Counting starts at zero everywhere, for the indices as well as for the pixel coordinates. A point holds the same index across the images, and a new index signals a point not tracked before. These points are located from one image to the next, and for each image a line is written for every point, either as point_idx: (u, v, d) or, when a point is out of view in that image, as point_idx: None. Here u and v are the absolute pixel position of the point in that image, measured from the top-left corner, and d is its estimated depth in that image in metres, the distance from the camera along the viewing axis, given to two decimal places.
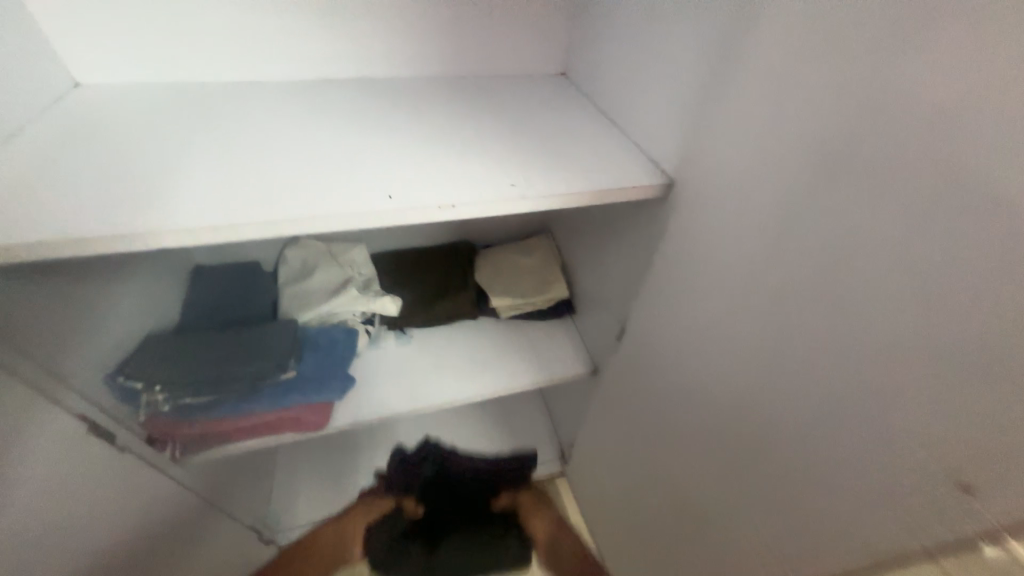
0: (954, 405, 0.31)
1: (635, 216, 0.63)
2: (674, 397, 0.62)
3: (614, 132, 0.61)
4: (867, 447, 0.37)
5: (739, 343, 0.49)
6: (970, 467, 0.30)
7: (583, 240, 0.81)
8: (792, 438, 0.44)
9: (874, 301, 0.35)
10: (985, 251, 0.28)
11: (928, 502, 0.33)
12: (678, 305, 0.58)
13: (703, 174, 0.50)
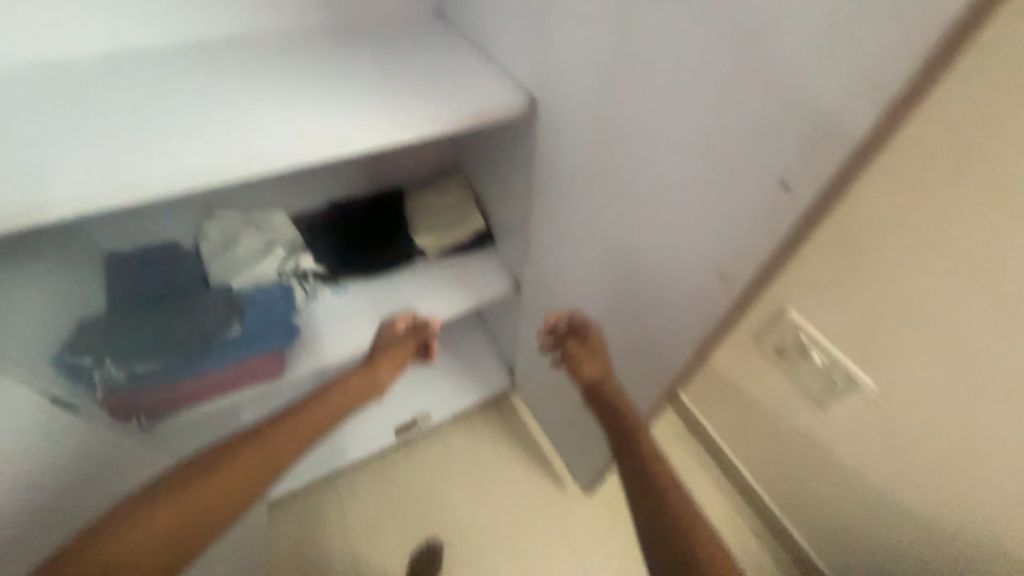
0: (718, 203, 0.40)
1: (514, 132, 0.69)
2: (573, 279, 0.72)
3: (477, 54, 0.66)
4: (685, 259, 0.47)
5: (598, 213, 0.58)
6: (730, 244, 0.40)
7: (484, 167, 0.86)
8: (647, 273, 0.54)
9: (664, 145, 0.43)
10: (709, 75, 0.36)
11: (715, 280, 0.44)
12: (555, 201, 0.67)
13: (546, 72, 0.56)
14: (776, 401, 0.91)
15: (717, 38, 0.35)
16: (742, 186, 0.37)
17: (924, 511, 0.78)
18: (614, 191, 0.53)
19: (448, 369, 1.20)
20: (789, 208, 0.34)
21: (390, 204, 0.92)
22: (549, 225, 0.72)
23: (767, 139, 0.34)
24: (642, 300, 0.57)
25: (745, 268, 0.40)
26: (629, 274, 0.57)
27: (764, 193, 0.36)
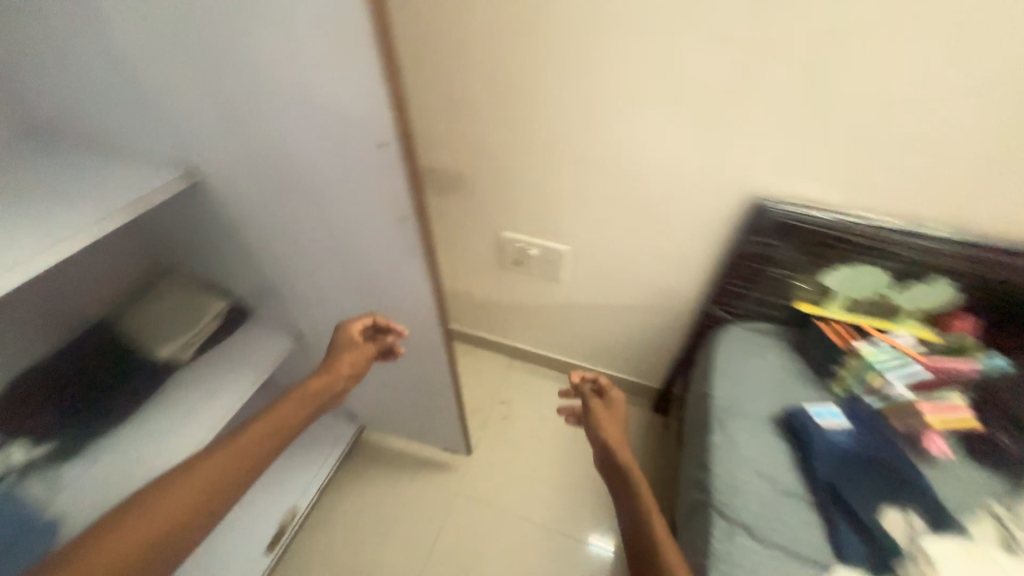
0: (361, 171, 0.54)
1: (198, 209, 0.71)
2: (332, 295, 0.80)
3: (106, 156, 0.64)
4: (375, 220, 0.60)
5: (308, 229, 0.67)
6: (387, 193, 0.55)
7: (193, 257, 0.84)
8: (367, 249, 0.66)
9: (307, 154, 0.55)
10: (296, 95, 0.49)
11: (399, 219, 0.58)
12: (272, 243, 0.72)
13: (184, 144, 0.61)
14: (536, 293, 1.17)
15: (280, 68, 0.47)
16: (365, 155, 0.52)
17: (652, 320, 1.11)
18: (302, 207, 0.63)
19: (291, 461, 1.12)
20: (394, 153, 0.51)
21: (107, 334, 0.80)
22: (281, 264, 0.76)
23: (353, 119, 0.49)
24: (383, 271, 0.69)
25: (405, 202, 0.56)
26: (359, 258, 0.69)
27: (376, 151, 0.51)
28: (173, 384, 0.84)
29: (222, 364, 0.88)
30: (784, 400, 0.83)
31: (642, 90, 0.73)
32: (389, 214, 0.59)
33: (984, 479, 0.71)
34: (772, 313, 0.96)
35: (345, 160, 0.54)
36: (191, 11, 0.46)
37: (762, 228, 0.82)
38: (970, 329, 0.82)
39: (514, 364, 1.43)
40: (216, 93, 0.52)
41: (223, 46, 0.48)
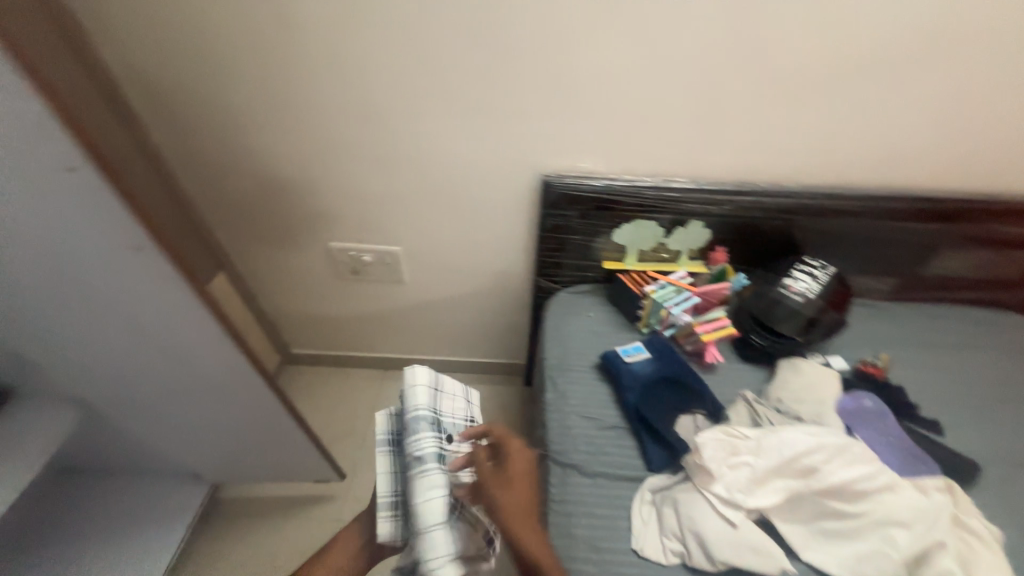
0: (62, 214, 0.47)
1: None
2: (125, 373, 0.72)
3: None
4: (120, 273, 0.54)
5: (68, 314, 0.59)
6: (114, 229, 0.49)
7: None
8: (146, 318, 0.61)
9: (23, 223, 0.48)
10: None
11: (140, 255, 0.53)
12: (30, 334, 0.64)
13: None
14: (382, 301, 1.22)
15: None
16: (71, 202, 0.46)
17: (506, 307, 1.22)
18: (78, 294, 0.57)
19: (137, 546, 0.95)
20: (90, 182, 0.45)
21: None
22: (65, 353, 0.67)
23: (22, 159, 0.42)
24: (158, 337, 0.65)
25: (145, 234, 0.51)
26: (137, 328, 0.63)
27: (83, 190, 0.45)
28: None
29: None
30: (601, 349, 0.96)
31: (416, 88, 0.80)
32: (156, 256, 0.53)
33: (753, 375, 0.91)
34: (590, 276, 1.08)
35: (12, 197, 0.45)
36: None
37: (549, 199, 0.92)
38: (723, 259, 1.00)
39: (387, 372, 1.42)
40: None
41: None
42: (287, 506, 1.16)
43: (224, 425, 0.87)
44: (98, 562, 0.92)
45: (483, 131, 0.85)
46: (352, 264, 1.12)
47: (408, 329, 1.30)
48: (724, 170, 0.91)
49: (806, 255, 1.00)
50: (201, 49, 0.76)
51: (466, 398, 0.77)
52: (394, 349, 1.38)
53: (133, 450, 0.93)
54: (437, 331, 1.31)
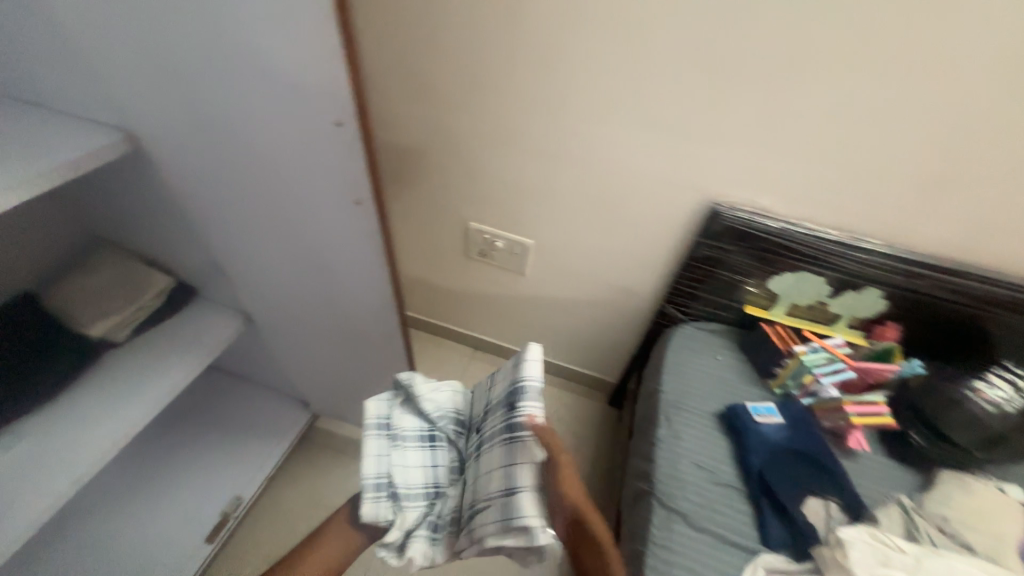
0: (312, 154, 0.52)
1: (168, 203, 0.69)
2: (293, 296, 0.80)
3: (76, 128, 0.58)
4: (332, 215, 0.59)
5: (275, 235, 0.67)
6: (346, 177, 0.53)
7: (149, 234, 0.79)
8: (332, 258, 0.67)
9: (280, 153, 0.53)
10: (269, 75, 0.46)
11: (354, 205, 0.57)
12: (235, 244, 0.72)
13: (158, 145, 0.59)
14: (495, 286, 1.24)
15: (241, 45, 0.44)
16: (324, 147, 0.51)
17: (617, 323, 1.19)
18: (291, 223, 0.63)
19: (248, 447, 1.06)
20: (346, 134, 0.49)
21: (47, 299, 0.76)
22: (256, 267, 0.76)
23: (307, 100, 0.47)
24: (334, 276, 0.71)
25: (367, 188, 0.54)
26: (321, 264, 0.69)
27: (339, 138, 0.49)
28: (110, 381, 0.77)
29: (159, 363, 0.81)
30: (724, 395, 0.90)
31: (613, 89, 0.77)
32: (367, 209, 0.57)
33: (899, 475, 0.80)
34: (723, 314, 1.01)
35: (283, 128, 0.50)
36: (177, 27, 0.44)
37: (711, 227, 0.86)
38: (892, 337, 0.88)
39: (477, 352, 1.46)
40: (186, 101, 0.51)
41: (194, 55, 0.46)
42: (367, 452, 1.24)
43: (348, 365, 0.95)
44: (215, 449, 1.04)
45: (664, 145, 0.81)
46: (480, 245, 1.14)
47: (511, 318, 1.32)
48: (929, 241, 0.79)
49: (1001, 359, 0.85)
50: (417, 22, 0.80)
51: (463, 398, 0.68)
52: (491, 333, 1.41)
53: (265, 363, 1.04)
54: (538, 327, 1.31)
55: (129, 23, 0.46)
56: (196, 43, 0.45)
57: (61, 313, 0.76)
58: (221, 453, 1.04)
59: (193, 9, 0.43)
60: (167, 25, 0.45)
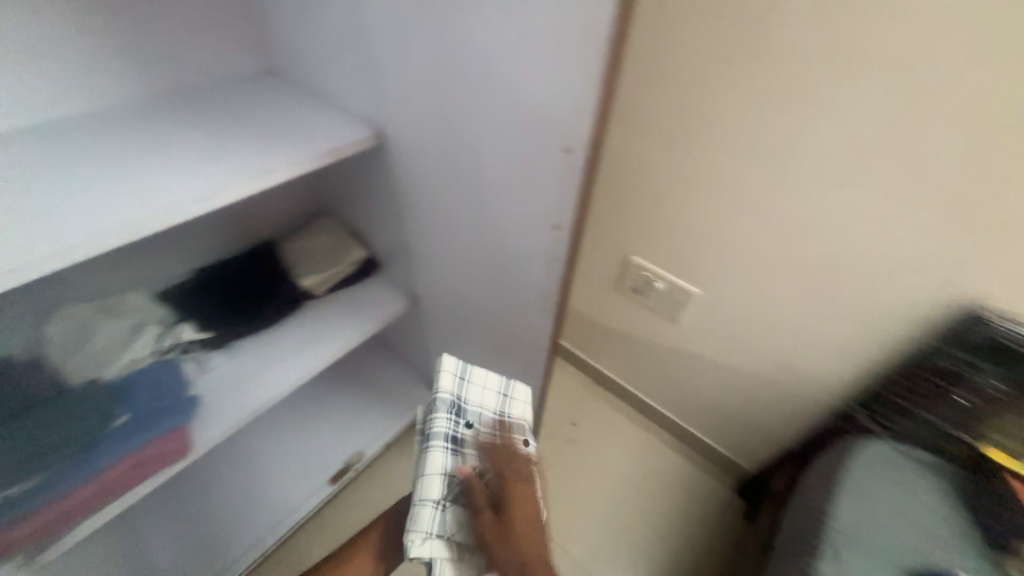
0: (528, 175, 0.54)
1: (385, 190, 0.79)
2: (458, 292, 0.85)
3: (347, 121, 0.70)
4: (525, 233, 0.61)
5: (464, 237, 0.71)
6: (552, 202, 0.54)
7: (360, 211, 0.92)
8: (508, 270, 0.69)
9: (499, 167, 0.56)
10: (518, 98, 0.48)
11: (550, 229, 0.57)
12: (425, 236, 0.79)
13: (398, 142, 0.68)
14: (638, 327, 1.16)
15: (503, 70, 0.47)
16: (543, 171, 0.52)
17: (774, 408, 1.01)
18: (482, 230, 0.67)
19: (377, 411, 1.17)
20: (571, 163, 0.48)
21: (282, 249, 0.94)
22: (435, 260, 0.83)
23: (544, 126, 0.48)
24: (505, 288, 0.73)
25: (569, 216, 0.54)
26: (494, 270, 0.72)
27: (561, 165, 0.49)
28: (305, 326, 0.91)
29: (342, 320, 0.94)
30: (929, 550, 0.68)
31: None
32: (562, 235, 0.56)
33: None
34: (934, 446, 0.83)
35: (512, 147, 0.53)
36: (456, 47, 0.49)
37: (965, 327, 0.72)
38: None
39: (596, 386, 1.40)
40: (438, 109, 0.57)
41: (461, 72, 0.51)
42: None
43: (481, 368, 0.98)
44: (353, 402, 1.18)
45: None
46: (635, 284, 1.08)
47: (645, 364, 1.23)
48: None
49: None
50: (639, 54, 0.79)
51: (504, 392, 0.64)
52: (616, 373, 1.33)
53: (411, 343, 1.14)
54: (674, 382, 1.20)
55: (418, 41, 0.53)
56: (468, 63, 0.50)
57: (288, 263, 0.93)
58: (357, 408, 1.17)
59: (477, 34, 0.47)
60: (449, 45, 0.50)
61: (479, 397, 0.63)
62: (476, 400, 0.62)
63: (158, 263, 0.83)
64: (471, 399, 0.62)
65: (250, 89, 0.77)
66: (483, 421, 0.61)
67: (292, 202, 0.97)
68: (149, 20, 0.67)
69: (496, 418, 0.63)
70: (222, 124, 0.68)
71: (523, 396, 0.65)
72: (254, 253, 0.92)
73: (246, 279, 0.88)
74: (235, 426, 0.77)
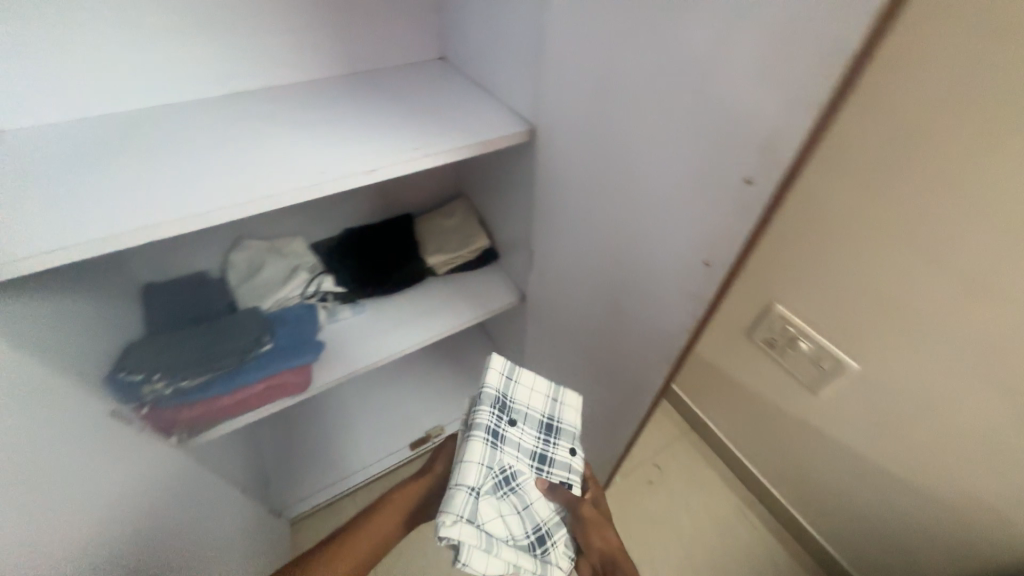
0: (690, 199, 0.47)
1: (523, 186, 0.79)
2: (570, 302, 0.82)
3: (505, 114, 0.71)
4: (666, 261, 0.54)
5: (594, 249, 0.68)
6: (711, 234, 0.47)
7: (494, 202, 0.94)
8: (634, 295, 0.63)
9: (656, 185, 0.51)
10: (701, 113, 0.42)
11: (699, 264, 0.50)
12: (552, 239, 0.78)
13: (550, 142, 0.67)
14: (762, 385, 1.01)
15: (692, 81, 0.42)
16: (709, 198, 0.45)
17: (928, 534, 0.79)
18: (617, 246, 0.62)
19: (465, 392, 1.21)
20: (748, 196, 0.41)
21: (418, 225, 1.01)
22: (555, 265, 0.81)
23: (726, 149, 0.41)
24: (624, 311, 0.67)
25: (727, 254, 0.46)
26: (618, 291, 0.67)
27: (735, 196, 0.42)
28: (423, 300, 0.97)
29: (456, 301, 0.98)
30: None
31: None
32: (711, 274, 0.49)
33: None
34: None
35: (678, 166, 0.47)
36: (642, 50, 0.45)
37: None
38: None
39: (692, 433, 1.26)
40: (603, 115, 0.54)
41: (641, 78, 0.47)
42: None
43: (575, 382, 0.94)
44: (446, 378, 1.23)
45: None
46: (771, 337, 0.93)
47: (760, 427, 1.07)
48: None
49: None
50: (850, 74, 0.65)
51: (554, 396, 0.64)
52: (720, 425, 1.19)
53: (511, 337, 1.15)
54: (792, 458, 1.03)
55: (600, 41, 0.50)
56: (651, 70, 0.45)
57: (420, 239, 1.00)
58: (448, 384, 1.22)
59: (671, 39, 0.42)
60: (634, 48, 0.46)
61: (526, 397, 0.62)
62: (524, 400, 0.62)
63: (320, 218, 0.95)
64: (518, 398, 0.62)
65: (424, 74, 0.83)
66: (529, 421, 0.61)
67: (436, 182, 1.03)
68: (354, 6, 0.76)
69: (543, 421, 0.62)
70: (395, 104, 0.73)
71: (573, 403, 0.64)
72: (394, 224, 1.00)
73: (383, 246, 0.96)
74: (349, 375, 0.85)
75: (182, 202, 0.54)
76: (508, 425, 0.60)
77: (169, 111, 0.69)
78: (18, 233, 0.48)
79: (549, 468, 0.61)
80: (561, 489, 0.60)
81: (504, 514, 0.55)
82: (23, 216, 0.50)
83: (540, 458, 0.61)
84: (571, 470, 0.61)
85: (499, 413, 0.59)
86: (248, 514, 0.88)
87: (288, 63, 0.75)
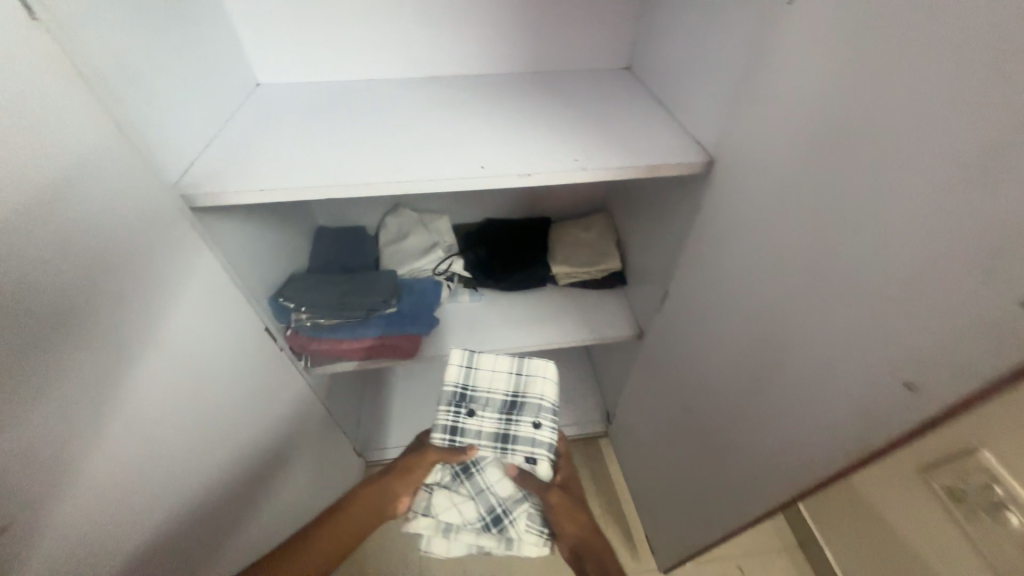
0: (908, 298, 0.36)
1: (678, 220, 0.71)
2: (694, 357, 0.72)
3: (682, 139, 0.64)
4: (842, 359, 0.43)
5: (744, 312, 0.58)
6: (927, 352, 0.35)
7: (639, 226, 0.87)
8: (780, 381, 0.52)
9: (860, 267, 0.40)
10: (967, 195, 0.31)
11: (894, 381, 0.38)
12: (695, 285, 0.69)
13: (728, 180, 0.58)
14: (925, 539, 0.78)
15: (967, 150, 0.31)
16: (943, 307, 0.33)
17: None
18: (777, 319, 0.52)
19: None
20: (1013, 323, 0.29)
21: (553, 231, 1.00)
22: (689, 313, 0.72)
23: (995, 252, 0.30)
24: (760, 395, 0.56)
25: (944, 387, 0.34)
26: (759, 370, 0.56)
27: (990, 316, 0.30)
28: (537, 306, 0.96)
29: (569, 316, 0.94)
30: None
31: None
32: (909, 401, 0.37)
33: None
34: None
35: (903, 252, 0.36)
36: (896, 97, 0.35)
37: None
38: None
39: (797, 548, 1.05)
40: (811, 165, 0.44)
41: (881, 132, 0.36)
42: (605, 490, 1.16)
43: (673, 442, 0.84)
44: None
45: None
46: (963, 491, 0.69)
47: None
48: None
49: None
50: None
51: (518, 370, 0.59)
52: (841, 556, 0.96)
53: (615, 367, 1.08)
54: None
55: (836, 78, 0.40)
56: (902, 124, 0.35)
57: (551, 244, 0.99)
58: None
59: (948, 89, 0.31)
60: (884, 93, 0.36)
61: (487, 381, 0.58)
62: (487, 385, 0.58)
63: (468, 202, 1.00)
64: (481, 385, 0.58)
65: (606, 83, 0.80)
66: (492, 405, 0.58)
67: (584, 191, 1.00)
68: (556, 8, 0.76)
69: (507, 400, 0.58)
70: (568, 109, 0.72)
71: (541, 373, 0.58)
72: (531, 224, 1.00)
73: (514, 243, 0.98)
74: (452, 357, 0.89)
75: (358, 168, 0.60)
76: (469, 417, 0.57)
77: (374, 84, 0.78)
78: (240, 170, 0.59)
79: (514, 448, 0.56)
80: (529, 475, 0.58)
81: (459, 502, 0.61)
82: (248, 156, 0.61)
83: (503, 436, 0.56)
84: (537, 448, 0.56)
85: (459, 406, 0.58)
86: (336, 443, 0.99)
87: (481, 55, 0.79)
